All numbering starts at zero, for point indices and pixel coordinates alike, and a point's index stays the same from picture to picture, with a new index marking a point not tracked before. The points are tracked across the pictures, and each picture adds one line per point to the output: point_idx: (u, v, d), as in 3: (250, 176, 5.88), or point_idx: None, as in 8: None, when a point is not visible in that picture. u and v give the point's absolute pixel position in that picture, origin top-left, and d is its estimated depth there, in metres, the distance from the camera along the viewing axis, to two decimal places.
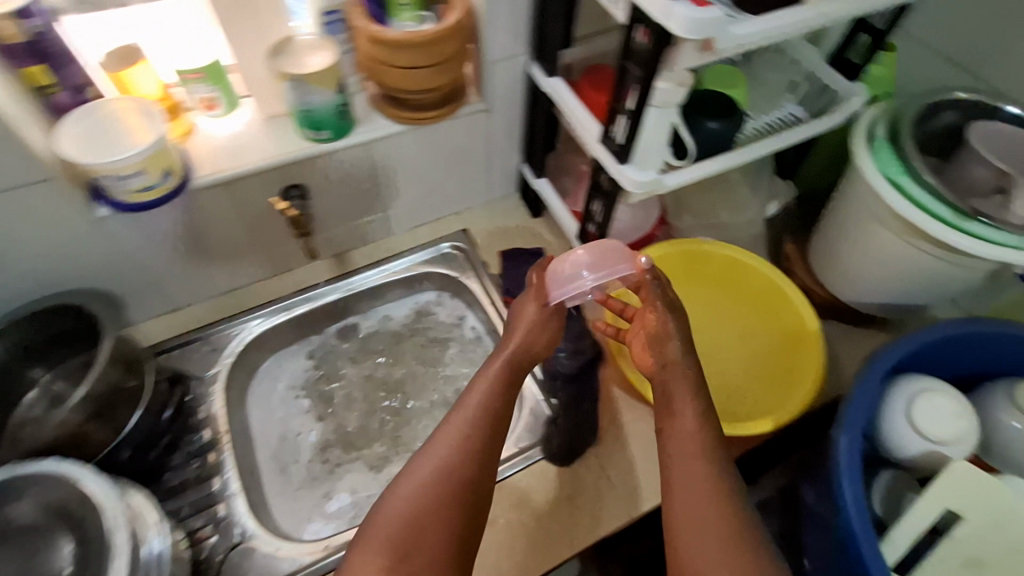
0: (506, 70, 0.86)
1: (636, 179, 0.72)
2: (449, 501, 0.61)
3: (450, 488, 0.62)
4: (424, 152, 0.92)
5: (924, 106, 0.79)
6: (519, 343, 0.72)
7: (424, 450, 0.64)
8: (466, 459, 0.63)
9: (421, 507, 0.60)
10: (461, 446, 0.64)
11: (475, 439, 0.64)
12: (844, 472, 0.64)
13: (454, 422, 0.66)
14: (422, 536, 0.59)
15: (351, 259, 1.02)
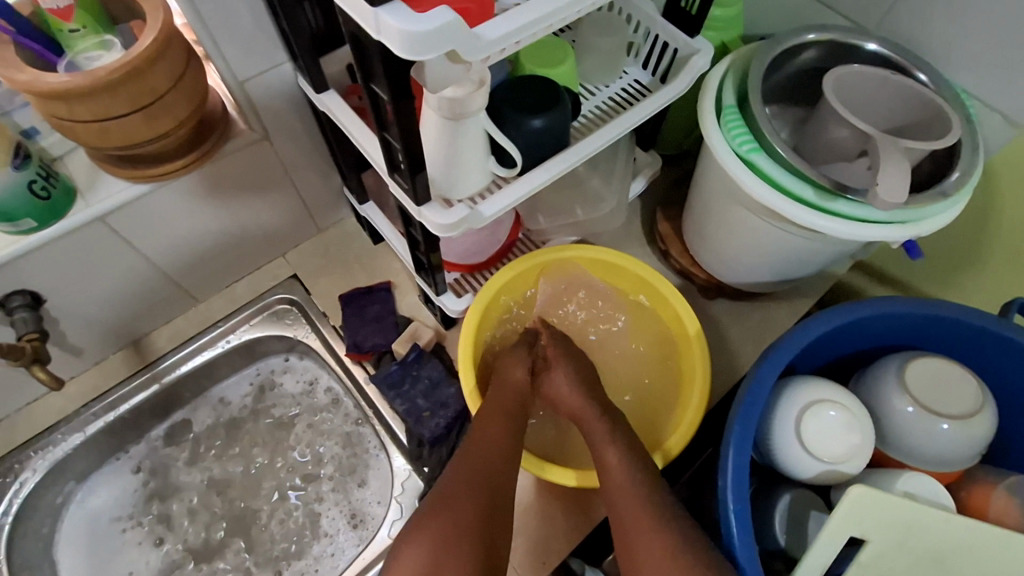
0: (267, 85, 0.66)
1: (439, 222, 0.57)
2: (462, 543, 0.54)
3: (466, 521, 0.56)
4: (196, 206, 0.72)
5: (779, 54, 0.65)
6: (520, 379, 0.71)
7: (446, 487, 0.59)
8: (478, 495, 0.58)
9: (432, 551, 0.53)
10: (478, 482, 0.59)
11: (481, 475, 0.60)
12: (732, 519, 0.54)
13: (463, 464, 0.61)
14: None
15: (153, 342, 0.82)
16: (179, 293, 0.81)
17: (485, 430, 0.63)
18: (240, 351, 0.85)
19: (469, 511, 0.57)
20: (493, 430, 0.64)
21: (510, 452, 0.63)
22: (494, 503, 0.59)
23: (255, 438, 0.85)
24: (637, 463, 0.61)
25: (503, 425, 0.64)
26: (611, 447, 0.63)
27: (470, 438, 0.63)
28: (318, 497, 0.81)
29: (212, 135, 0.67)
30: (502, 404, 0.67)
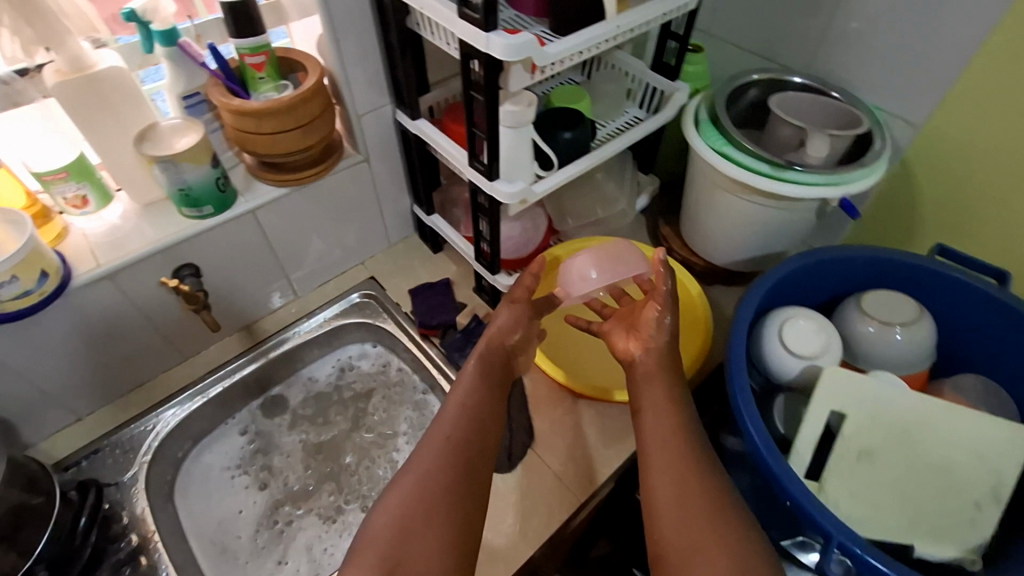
0: (374, 121, 0.92)
1: (506, 190, 0.80)
2: (446, 505, 0.59)
3: (447, 473, 0.62)
4: (311, 207, 0.95)
5: (735, 88, 0.92)
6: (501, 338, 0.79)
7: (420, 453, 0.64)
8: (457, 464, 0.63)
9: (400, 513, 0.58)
10: (455, 445, 0.64)
11: (455, 438, 0.65)
12: (745, 412, 0.68)
13: (445, 419, 0.68)
14: (433, 542, 0.56)
15: (260, 327, 1.01)
16: (286, 286, 1.02)
17: (465, 399, 0.70)
18: (329, 336, 1.04)
19: (448, 476, 0.62)
20: (470, 398, 0.71)
21: (487, 415, 0.69)
22: (476, 464, 0.64)
23: (339, 408, 1.00)
24: (672, 426, 0.66)
25: (490, 393, 0.72)
26: (653, 414, 0.68)
27: (465, 397, 0.70)
28: (394, 450, 0.95)
29: (332, 155, 0.92)
30: (490, 370, 0.75)
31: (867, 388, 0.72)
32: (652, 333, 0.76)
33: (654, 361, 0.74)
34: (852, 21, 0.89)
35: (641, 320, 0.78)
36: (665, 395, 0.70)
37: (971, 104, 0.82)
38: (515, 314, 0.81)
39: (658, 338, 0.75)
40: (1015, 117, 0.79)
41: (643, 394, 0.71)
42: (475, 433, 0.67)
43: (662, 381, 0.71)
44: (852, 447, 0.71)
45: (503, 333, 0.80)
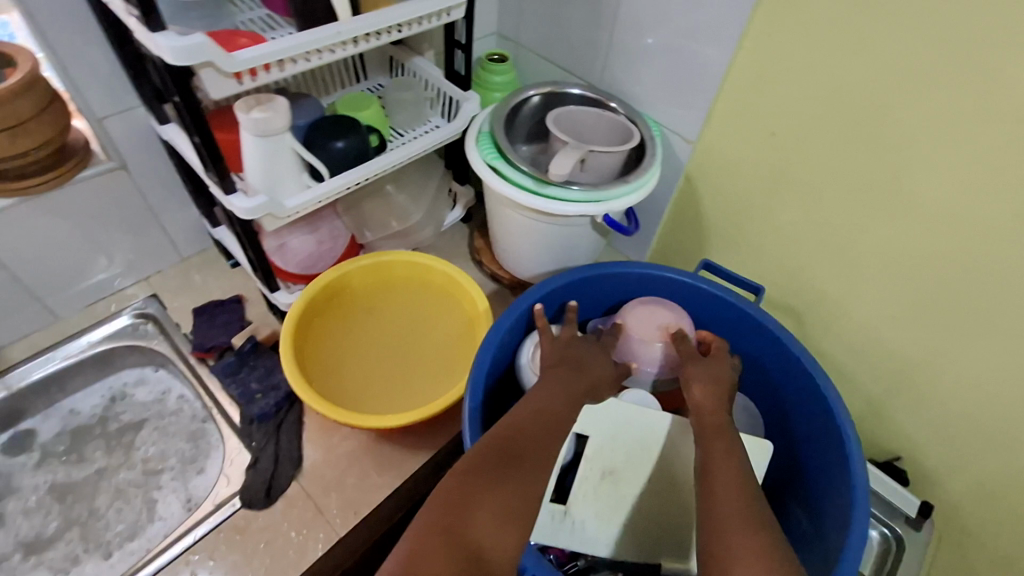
0: (122, 124, 0.84)
1: (242, 205, 0.74)
2: (531, 513, 0.55)
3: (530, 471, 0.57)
4: (54, 218, 0.85)
5: (516, 101, 0.91)
6: (597, 371, 0.71)
7: (535, 426, 0.62)
8: (542, 465, 0.59)
9: (467, 487, 0.54)
10: (496, 467, 0.56)
11: (544, 438, 0.61)
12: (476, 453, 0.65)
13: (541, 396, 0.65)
14: (484, 538, 0.52)
15: (7, 354, 0.90)
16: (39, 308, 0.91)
17: (537, 404, 0.64)
18: (95, 362, 0.94)
19: (541, 481, 0.58)
20: (548, 397, 0.65)
21: (536, 442, 0.60)
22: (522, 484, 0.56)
23: (103, 443, 0.91)
24: (739, 483, 0.58)
25: (556, 406, 0.64)
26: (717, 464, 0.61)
27: (529, 402, 0.64)
28: (155, 487, 0.86)
29: (71, 160, 0.83)
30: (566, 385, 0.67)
31: (614, 412, 0.72)
32: (699, 399, 0.68)
33: (721, 414, 0.66)
34: (628, 39, 0.91)
35: (701, 370, 0.71)
36: (734, 448, 0.62)
37: (726, 124, 0.86)
38: (595, 357, 0.72)
39: (719, 388, 0.69)
40: (765, 136, 0.82)
41: (711, 444, 0.63)
42: (517, 452, 0.59)
43: (736, 438, 0.64)
44: (593, 471, 0.71)
45: (578, 362, 0.70)
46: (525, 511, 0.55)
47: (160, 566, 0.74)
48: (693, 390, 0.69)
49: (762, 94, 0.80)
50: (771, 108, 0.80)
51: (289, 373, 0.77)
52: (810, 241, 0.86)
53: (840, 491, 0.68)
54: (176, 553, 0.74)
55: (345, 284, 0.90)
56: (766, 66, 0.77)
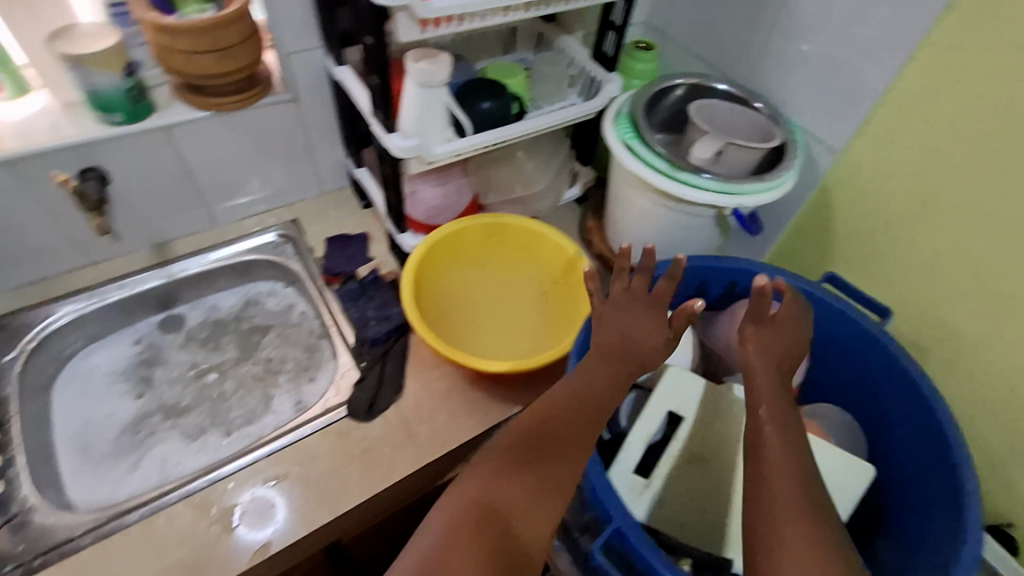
0: (304, 62, 0.94)
1: (398, 145, 0.82)
2: (562, 495, 0.54)
3: (557, 459, 0.56)
4: (233, 135, 0.96)
5: (660, 87, 0.92)
6: (635, 341, 0.66)
7: (575, 407, 0.60)
8: (581, 446, 0.58)
9: (501, 466, 0.54)
10: (524, 456, 0.55)
11: (585, 418, 0.59)
12: None
13: (575, 379, 0.63)
14: (514, 527, 0.51)
15: (172, 247, 1.04)
16: (204, 213, 1.04)
17: (570, 388, 0.62)
18: (239, 268, 1.06)
19: (575, 468, 0.56)
20: (587, 382, 0.62)
21: (570, 426, 0.58)
22: (550, 473, 0.55)
23: (235, 339, 1.03)
24: (797, 467, 0.53)
25: (596, 394, 0.62)
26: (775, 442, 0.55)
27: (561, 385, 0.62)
28: (272, 385, 0.97)
29: (258, 87, 0.95)
30: (602, 367, 0.64)
31: (706, 400, 0.76)
32: (762, 375, 0.62)
33: (776, 387, 0.60)
34: (785, 41, 0.89)
35: (759, 336, 0.65)
36: (794, 433, 0.56)
37: (879, 139, 0.82)
38: (643, 324, 0.68)
39: (778, 344, 0.65)
40: (922, 156, 0.78)
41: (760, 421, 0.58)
42: (550, 439, 0.57)
43: (796, 422, 0.57)
44: (680, 452, 0.72)
45: (622, 341, 0.66)
46: (559, 492, 0.54)
47: (272, 450, 0.82)
48: (748, 361, 0.63)
49: (926, 112, 0.76)
50: (935, 128, 0.76)
51: (407, 312, 0.83)
52: (951, 274, 0.81)
53: (945, 531, 0.65)
54: (285, 443, 0.83)
55: (457, 240, 0.95)
56: (938, 82, 0.73)
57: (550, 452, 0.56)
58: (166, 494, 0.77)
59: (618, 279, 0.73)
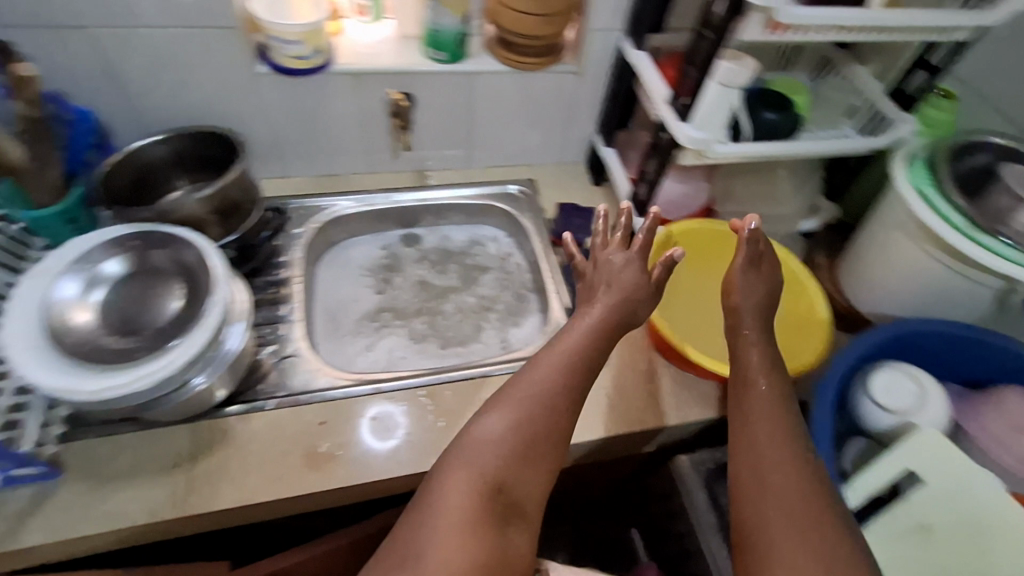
0: (601, 39, 1.00)
1: (690, 134, 0.83)
2: (546, 470, 0.66)
3: (522, 446, 0.65)
4: (518, 92, 1.06)
5: (968, 141, 0.87)
6: (601, 306, 0.75)
7: (518, 386, 0.68)
8: (565, 430, 0.68)
9: (504, 463, 0.63)
10: (528, 444, 0.65)
11: (571, 397, 0.69)
12: (821, 448, 0.71)
13: (528, 372, 0.70)
14: (518, 498, 0.64)
15: (430, 175, 1.16)
16: (464, 154, 1.16)
17: (544, 383, 0.68)
18: (477, 209, 1.17)
19: (560, 452, 0.67)
20: (540, 374, 0.69)
21: (549, 419, 0.67)
22: (534, 461, 0.65)
23: (458, 268, 1.14)
24: (797, 448, 0.65)
25: (557, 386, 0.68)
26: (761, 423, 0.67)
27: (517, 377, 0.69)
28: (484, 318, 1.07)
29: (554, 55, 1.03)
30: (584, 352, 0.72)
31: (963, 477, 0.70)
32: (751, 351, 0.74)
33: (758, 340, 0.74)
34: None
35: (763, 277, 0.78)
36: (797, 438, 0.66)
37: None
38: (629, 273, 0.78)
39: (757, 293, 0.77)
40: None
41: (752, 402, 0.70)
42: (536, 433, 0.66)
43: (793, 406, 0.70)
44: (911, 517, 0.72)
45: (614, 312, 0.75)
46: (551, 458, 0.66)
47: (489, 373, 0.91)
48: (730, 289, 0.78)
49: None
50: None
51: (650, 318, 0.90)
52: None
53: None
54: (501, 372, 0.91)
55: (685, 250, 1.02)
56: None
57: (533, 441, 0.65)
58: (402, 380, 0.89)
59: (596, 234, 0.83)
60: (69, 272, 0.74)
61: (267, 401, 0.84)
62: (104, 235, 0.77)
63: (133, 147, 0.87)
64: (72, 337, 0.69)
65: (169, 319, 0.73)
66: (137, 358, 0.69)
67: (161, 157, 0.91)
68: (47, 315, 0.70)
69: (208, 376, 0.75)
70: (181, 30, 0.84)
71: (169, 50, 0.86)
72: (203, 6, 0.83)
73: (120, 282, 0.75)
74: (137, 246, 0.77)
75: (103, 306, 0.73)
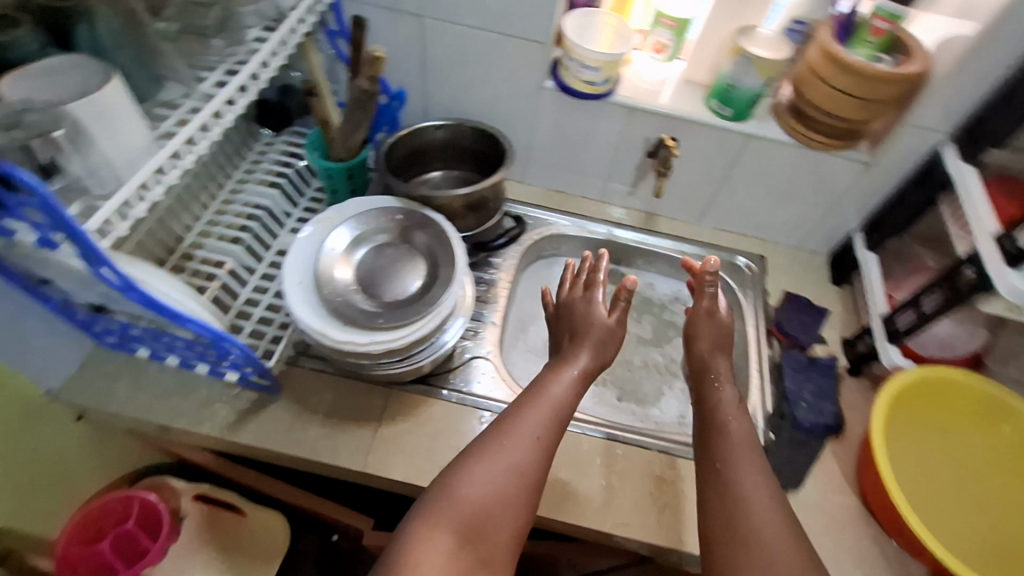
0: (917, 137, 0.87)
1: (1014, 286, 0.68)
2: (524, 521, 0.64)
3: (506, 493, 0.63)
4: (790, 167, 0.97)
5: None
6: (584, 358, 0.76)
7: (514, 433, 0.67)
8: (542, 484, 0.66)
9: (448, 495, 0.62)
10: (503, 492, 0.63)
11: (551, 436, 0.68)
12: None
13: (518, 426, 0.68)
14: (492, 543, 0.61)
15: (657, 221, 1.12)
16: (700, 211, 1.09)
17: (524, 437, 0.67)
18: (694, 270, 1.10)
19: (525, 504, 0.64)
20: (524, 429, 0.67)
21: (520, 468, 0.65)
22: (494, 508, 0.62)
23: (652, 322, 1.09)
24: (734, 498, 0.63)
25: (532, 437, 0.67)
26: (716, 484, 0.66)
27: (498, 426, 0.68)
28: (667, 385, 1.01)
29: (849, 142, 0.92)
30: (557, 415, 0.70)
31: None
32: (722, 391, 0.76)
33: (726, 391, 0.75)
34: None
35: (710, 338, 0.81)
36: (717, 482, 0.66)
37: None
38: (710, 333, 0.82)
39: (711, 332, 0.82)
40: None
41: (723, 458, 0.67)
42: (515, 486, 0.64)
43: (754, 448, 0.69)
44: None
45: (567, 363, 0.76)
46: (527, 492, 0.64)
47: (668, 453, 0.85)
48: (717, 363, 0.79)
49: None
50: None
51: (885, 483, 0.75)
52: None
53: None
54: (682, 457, 0.85)
55: (940, 406, 0.86)
56: None
57: (517, 489, 0.64)
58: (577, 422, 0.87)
59: (563, 284, 0.87)
60: (344, 226, 0.84)
61: (451, 394, 0.88)
62: (378, 202, 0.87)
63: (419, 126, 0.94)
64: (333, 288, 0.78)
65: (405, 297, 0.81)
66: (372, 324, 0.76)
67: (436, 141, 0.98)
68: (319, 259, 0.80)
69: (419, 360, 0.82)
70: (495, 34, 0.89)
71: (477, 49, 0.91)
72: (524, 17, 0.86)
73: (377, 248, 0.85)
74: (401, 222, 0.85)
75: (361, 265, 0.83)
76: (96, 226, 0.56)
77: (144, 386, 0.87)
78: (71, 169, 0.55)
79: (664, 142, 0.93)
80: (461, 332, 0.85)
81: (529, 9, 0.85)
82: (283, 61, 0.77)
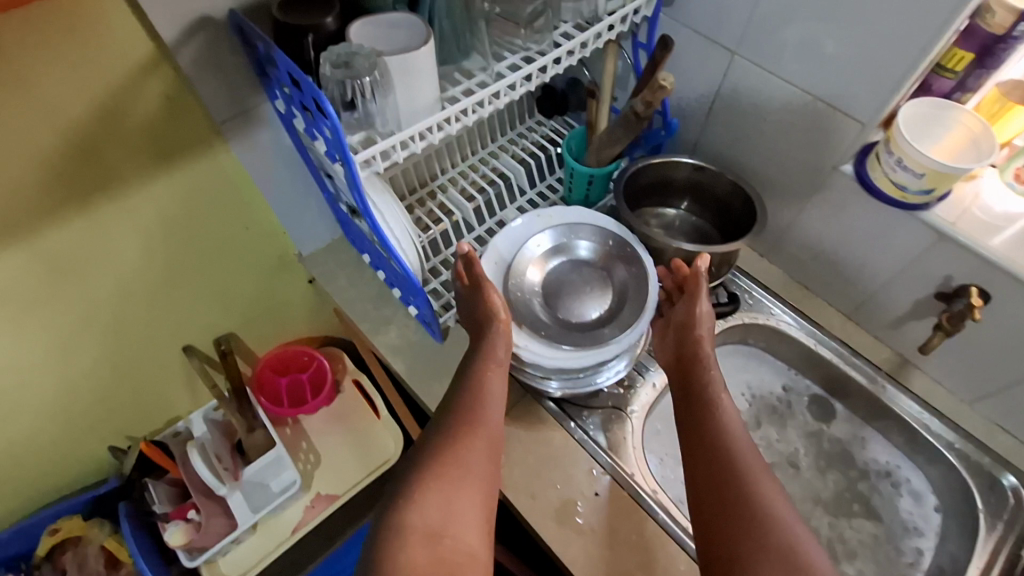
0: None
1: None
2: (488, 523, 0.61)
3: (469, 490, 0.61)
4: None
5: None
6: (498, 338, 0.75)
7: (472, 429, 0.66)
8: (493, 483, 0.64)
9: (418, 491, 0.59)
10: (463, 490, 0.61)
11: (495, 432, 0.67)
12: None
13: (468, 427, 0.66)
14: (458, 545, 0.57)
15: (911, 374, 0.88)
16: (979, 392, 0.82)
17: (470, 432, 0.65)
18: (930, 454, 0.85)
19: (479, 504, 0.61)
20: (467, 426, 0.66)
21: (471, 465, 0.63)
22: (455, 508, 0.59)
23: (838, 479, 0.89)
24: (724, 467, 0.63)
25: (480, 436, 0.66)
26: (706, 460, 0.64)
27: (446, 424, 0.67)
28: None
29: None
30: (495, 396, 0.70)
31: None
32: (709, 366, 0.73)
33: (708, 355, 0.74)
34: None
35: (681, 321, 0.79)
36: (706, 461, 0.64)
37: None
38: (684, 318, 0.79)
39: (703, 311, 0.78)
40: None
41: (711, 430, 0.67)
42: (472, 486, 0.61)
43: (730, 431, 0.66)
44: None
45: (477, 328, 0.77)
46: (483, 503, 0.61)
47: None
48: (693, 341, 0.76)
49: None
50: None
51: None
52: None
53: None
54: None
55: None
56: None
57: (475, 486, 0.61)
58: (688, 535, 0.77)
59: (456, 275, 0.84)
60: (555, 229, 0.85)
61: (576, 427, 0.85)
62: (594, 219, 0.85)
63: (678, 160, 0.89)
64: (517, 284, 0.82)
65: (577, 320, 0.82)
66: (536, 331, 0.79)
67: (688, 179, 0.91)
68: (518, 252, 0.84)
69: (564, 382, 0.83)
70: (808, 96, 0.77)
71: (780, 104, 0.81)
72: (853, 89, 0.72)
73: (574, 262, 0.85)
74: (609, 249, 0.84)
75: (552, 273, 0.85)
76: (364, 158, 0.66)
77: (357, 282, 1.03)
78: (367, 105, 0.65)
79: (970, 298, 0.71)
80: (616, 376, 0.83)
81: (862, 81, 0.71)
82: (576, 62, 0.78)
